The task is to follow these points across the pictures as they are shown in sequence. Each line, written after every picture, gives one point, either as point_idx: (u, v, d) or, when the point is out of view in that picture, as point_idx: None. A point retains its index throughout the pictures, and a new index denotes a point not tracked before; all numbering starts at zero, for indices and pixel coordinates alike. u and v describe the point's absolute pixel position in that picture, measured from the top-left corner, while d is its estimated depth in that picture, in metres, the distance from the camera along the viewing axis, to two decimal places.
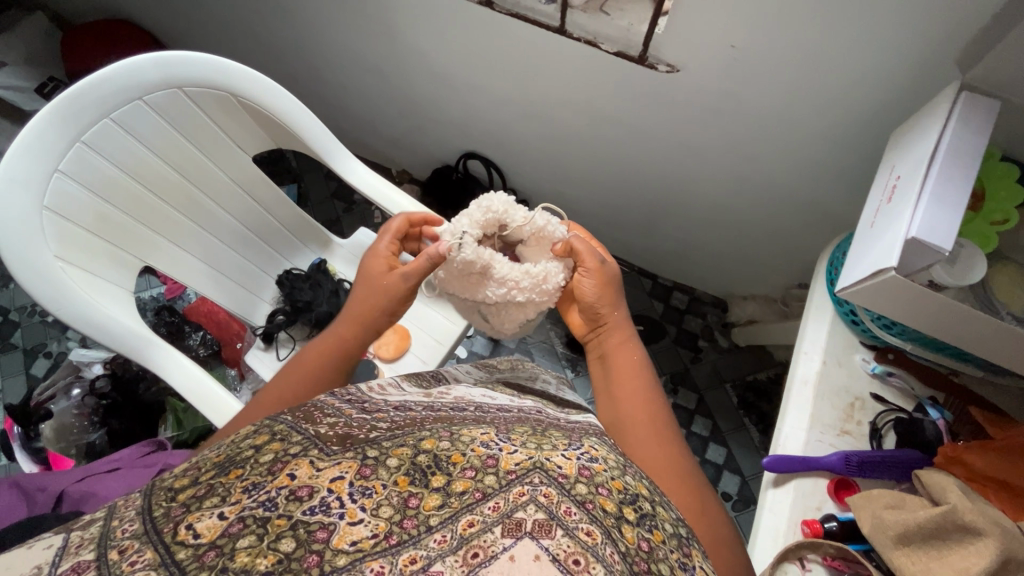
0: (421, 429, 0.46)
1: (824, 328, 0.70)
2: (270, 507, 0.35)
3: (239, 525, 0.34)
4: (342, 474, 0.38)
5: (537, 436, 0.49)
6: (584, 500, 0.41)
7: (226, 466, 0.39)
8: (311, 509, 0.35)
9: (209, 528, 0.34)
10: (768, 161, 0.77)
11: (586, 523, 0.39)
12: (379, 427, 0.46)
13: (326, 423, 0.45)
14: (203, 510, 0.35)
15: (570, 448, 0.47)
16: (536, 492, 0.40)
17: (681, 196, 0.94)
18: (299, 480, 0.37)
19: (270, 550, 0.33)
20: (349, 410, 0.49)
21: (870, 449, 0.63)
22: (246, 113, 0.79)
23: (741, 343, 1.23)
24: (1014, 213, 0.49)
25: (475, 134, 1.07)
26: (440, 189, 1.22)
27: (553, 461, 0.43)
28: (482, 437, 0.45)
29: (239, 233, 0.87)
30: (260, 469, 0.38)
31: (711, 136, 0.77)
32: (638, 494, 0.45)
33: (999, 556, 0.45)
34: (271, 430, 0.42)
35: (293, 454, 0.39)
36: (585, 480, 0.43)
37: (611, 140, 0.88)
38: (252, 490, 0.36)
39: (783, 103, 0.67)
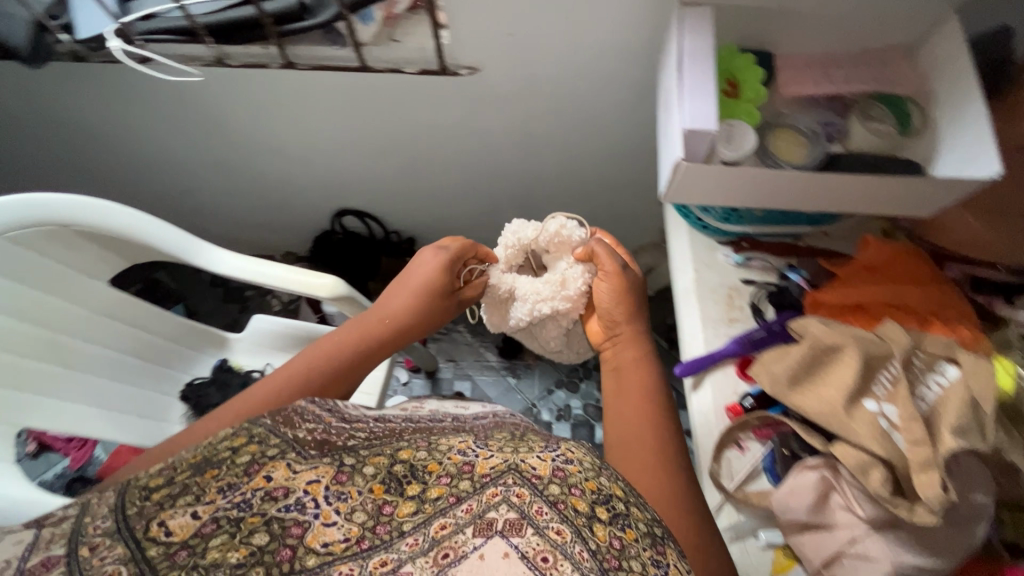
0: (400, 440, 0.54)
1: (685, 241, 0.77)
2: (244, 507, 0.43)
3: (212, 525, 0.42)
4: (318, 478, 0.46)
5: (515, 441, 0.54)
6: (556, 500, 0.46)
7: (201, 466, 0.45)
8: (286, 506, 0.44)
9: (181, 527, 0.41)
10: (590, 122, 0.86)
11: (556, 522, 0.45)
12: (357, 436, 0.54)
13: (304, 427, 0.52)
14: (178, 507, 0.42)
15: (546, 449, 0.52)
16: (509, 492, 0.47)
17: (538, 180, 1.01)
18: (276, 481, 0.45)
19: (242, 544, 0.41)
20: (329, 417, 0.55)
21: (756, 325, 0.70)
22: (88, 241, 0.77)
23: (652, 293, 1.32)
24: (761, 88, 0.59)
25: (338, 191, 1.10)
26: (326, 254, 1.23)
27: (528, 463, 0.49)
28: (459, 445, 0.52)
29: (119, 360, 0.84)
30: (236, 470, 0.45)
31: (534, 118, 0.85)
32: (613, 494, 0.49)
33: (861, 360, 0.52)
34: (248, 433, 0.49)
35: (269, 457, 0.47)
36: (558, 480, 0.48)
37: (455, 151, 0.94)
38: (227, 491, 0.44)
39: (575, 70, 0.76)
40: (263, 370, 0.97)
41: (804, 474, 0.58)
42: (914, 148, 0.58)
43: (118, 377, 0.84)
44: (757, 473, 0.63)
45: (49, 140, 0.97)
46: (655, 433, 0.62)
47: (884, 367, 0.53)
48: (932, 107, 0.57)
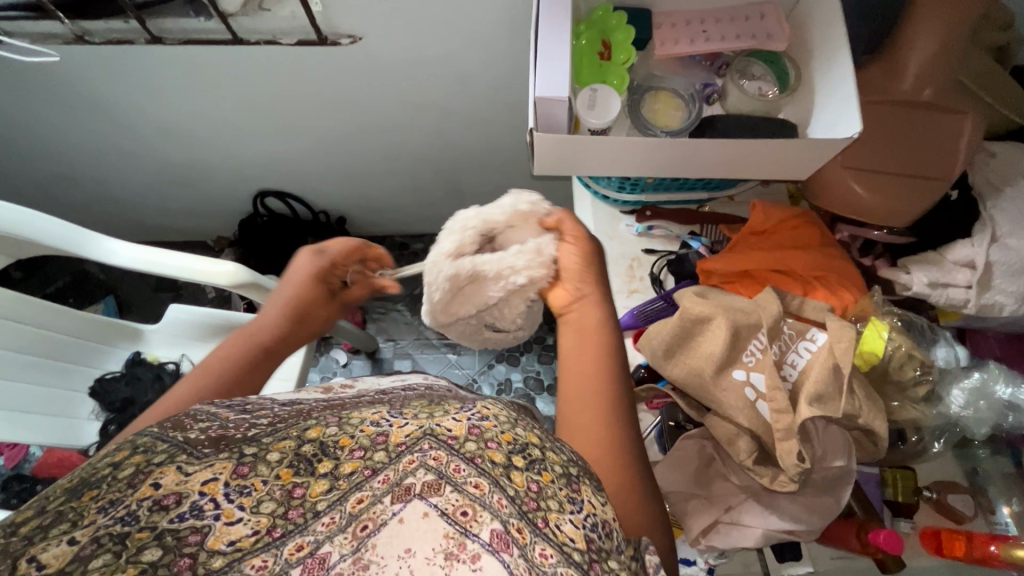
0: (308, 420, 0.43)
1: (589, 212, 0.75)
2: (129, 521, 0.31)
3: (92, 546, 0.30)
4: (216, 475, 0.35)
5: (428, 409, 0.45)
6: (473, 455, 0.38)
7: (80, 488, 0.33)
8: (181, 516, 0.32)
9: (57, 556, 0.29)
10: (491, 89, 0.83)
11: (474, 476, 0.37)
12: (258, 424, 0.43)
13: (198, 429, 0.39)
14: (49, 539, 0.30)
15: (462, 410, 0.43)
16: (426, 457, 0.38)
17: (454, 151, 0.99)
18: (165, 488, 0.33)
19: (129, 563, 0.30)
20: (227, 413, 0.45)
21: (654, 296, 0.69)
22: None
23: None
24: (632, 48, 0.55)
25: (253, 173, 1.06)
26: (251, 238, 1.20)
27: (443, 425, 0.40)
28: (372, 416, 0.42)
29: (11, 359, 0.82)
30: (117, 484, 0.33)
31: (432, 87, 0.82)
32: (529, 441, 0.41)
33: (728, 330, 0.51)
34: (133, 444, 0.36)
35: (158, 462, 0.35)
36: (475, 436, 0.39)
37: (361, 124, 0.91)
38: (110, 507, 0.32)
39: (462, 34, 0.73)
40: (178, 360, 0.95)
41: (685, 443, 0.57)
42: (790, 108, 0.55)
43: (11, 377, 0.81)
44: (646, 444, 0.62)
45: None
46: (615, 403, 0.48)
47: (753, 337, 0.52)
48: (805, 62, 0.54)
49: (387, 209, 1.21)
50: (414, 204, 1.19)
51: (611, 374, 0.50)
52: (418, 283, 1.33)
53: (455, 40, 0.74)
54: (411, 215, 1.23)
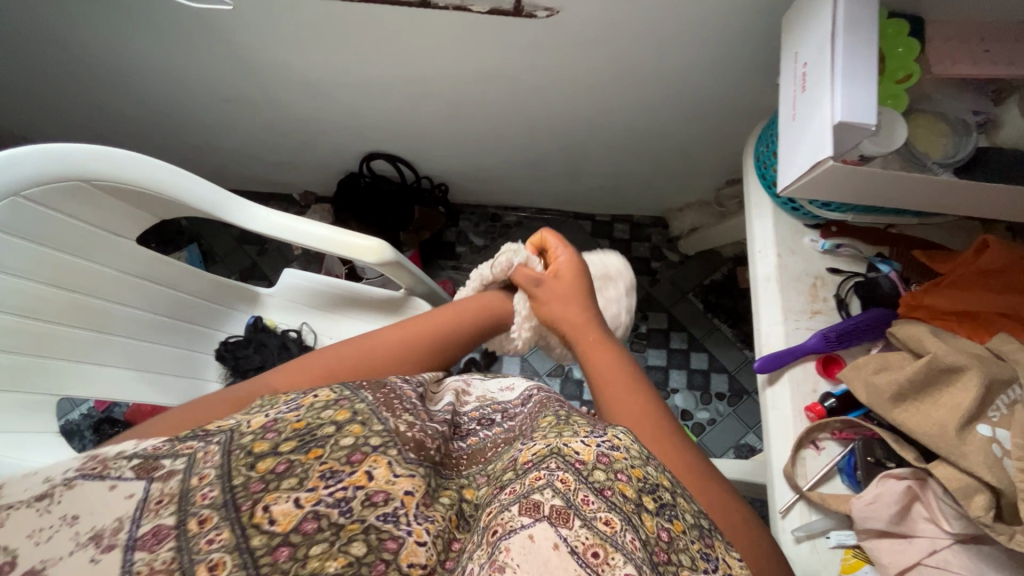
0: (461, 475, 0.52)
1: (770, 222, 0.71)
2: (344, 511, 0.40)
3: (313, 521, 0.39)
4: (412, 489, 0.43)
5: (561, 424, 0.52)
6: (602, 488, 0.44)
7: (306, 441, 0.43)
8: (384, 516, 0.40)
9: (284, 514, 0.39)
10: (662, 75, 0.79)
11: (604, 511, 0.42)
12: (440, 440, 0.51)
13: (405, 419, 0.50)
14: (280, 491, 0.40)
15: (592, 434, 0.49)
16: (553, 477, 0.44)
17: (593, 132, 0.95)
18: (376, 483, 0.42)
19: (339, 552, 0.38)
20: (409, 397, 0.55)
21: (841, 321, 0.66)
22: (111, 195, 0.68)
23: (690, 252, 1.29)
24: (914, 65, 0.50)
25: (371, 134, 1.01)
26: (351, 200, 1.15)
27: (571, 446, 0.47)
28: (513, 457, 0.51)
29: (150, 321, 0.79)
30: (337, 454, 0.43)
31: (600, 67, 0.78)
32: (660, 484, 0.47)
33: (983, 384, 0.50)
34: (352, 408, 0.48)
35: (372, 448, 0.44)
36: (604, 466, 0.46)
37: (507, 96, 0.86)
38: (330, 478, 0.41)
39: (662, 15, 0.67)
40: (298, 328, 0.92)
41: (889, 483, 0.57)
42: None
43: (151, 340, 0.79)
44: (832, 473, 0.62)
45: (52, 67, 0.88)
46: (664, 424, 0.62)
47: (1005, 391, 0.50)
48: None
49: (496, 179, 1.17)
50: (523, 176, 1.15)
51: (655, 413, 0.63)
52: None
53: (649, 20, 0.68)
54: (517, 188, 1.20)
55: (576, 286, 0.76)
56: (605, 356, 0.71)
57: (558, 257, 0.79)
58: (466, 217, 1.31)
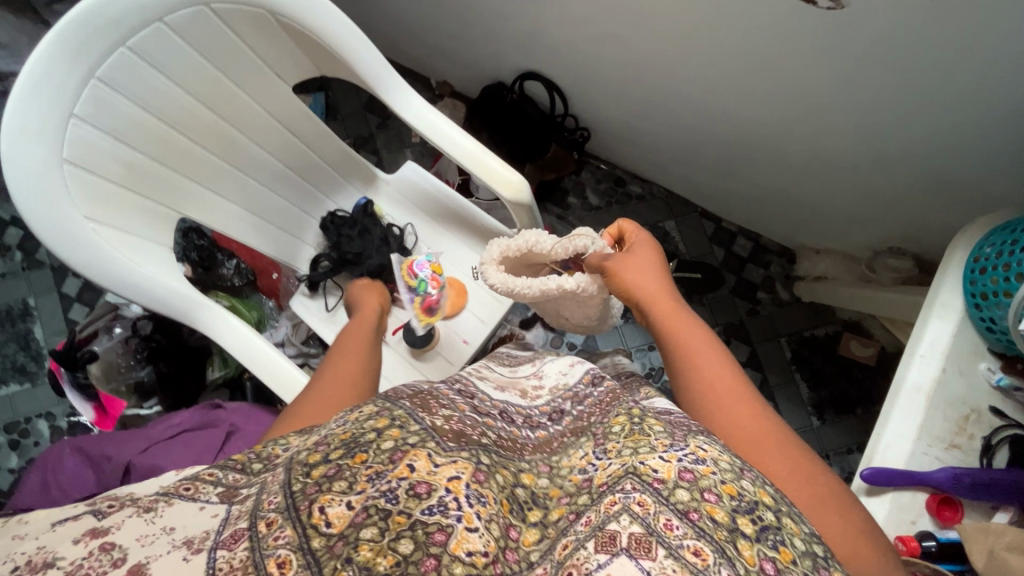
0: (520, 459, 0.49)
1: (950, 331, 0.62)
2: (391, 499, 0.38)
3: (363, 514, 0.37)
4: (459, 475, 0.41)
5: (635, 433, 0.48)
6: (687, 510, 0.41)
7: (352, 448, 0.41)
8: (430, 509, 0.38)
9: (338, 517, 0.37)
10: (902, 120, 0.67)
11: (693, 540, 0.39)
12: (487, 433, 0.48)
13: (442, 415, 0.47)
14: (333, 494, 0.38)
15: (671, 446, 0.46)
16: (629, 500, 0.42)
17: (782, 143, 0.84)
18: (419, 474, 0.40)
19: (389, 549, 0.36)
20: (462, 404, 0.51)
21: (980, 468, 0.59)
22: (286, 34, 0.65)
23: (803, 298, 1.19)
24: None
25: (544, 47, 0.93)
26: (491, 110, 1.09)
27: (649, 465, 0.44)
28: (580, 463, 0.49)
29: (275, 170, 0.78)
30: (382, 456, 0.41)
31: (836, 77, 0.67)
32: (759, 500, 0.42)
33: None
34: (390, 414, 0.45)
35: (412, 444, 0.42)
36: (687, 484, 0.42)
37: (712, 66, 0.76)
38: (376, 479, 0.39)
39: (943, 57, 0.56)
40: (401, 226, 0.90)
41: None
42: None
43: (270, 188, 0.78)
44: None
45: None
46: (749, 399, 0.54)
47: None
48: None
49: (644, 145, 1.07)
50: (672, 151, 1.05)
51: (736, 393, 0.55)
52: None
53: (926, 55, 0.57)
54: (661, 163, 1.10)
55: (648, 254, 0.69)
56: (685, 325, 0.61)
57: (634, 236, 0.72)
58: (592, 170, 1.23)
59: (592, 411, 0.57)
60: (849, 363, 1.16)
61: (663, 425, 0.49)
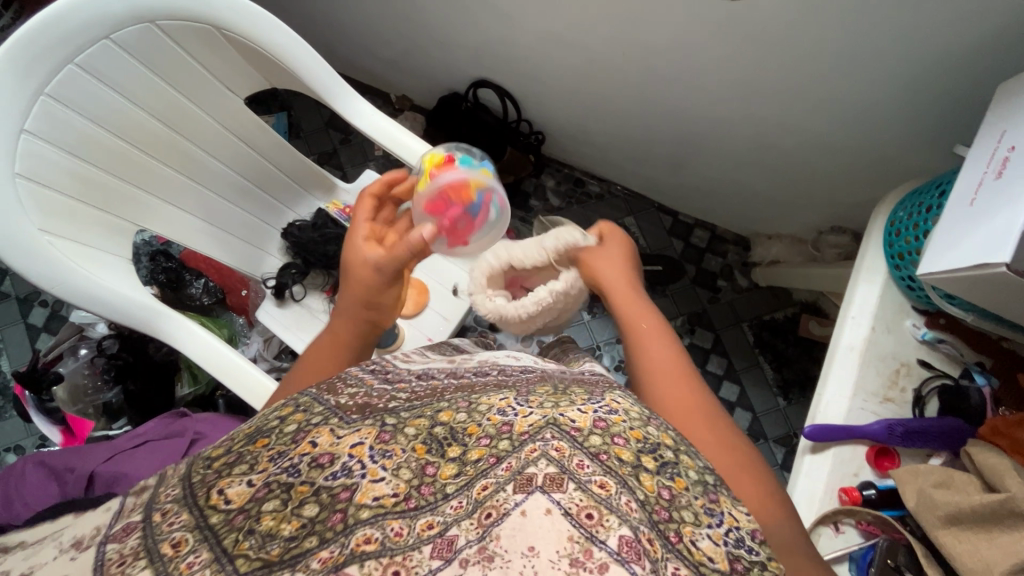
0: (440, 400, 0.50)
1: (876, 292, 0.66)
2: (294, 473, 0.40)
3: (264, 490, 0.39)
4: (362, 440, 0.43)
5: (557, 393, 0.48)
6: (597, 452, 0.41)
7: (255, 434, 0.43)
8: (333, 474, 0.40)
9: (239, 494, 0.38)
10: (816, 103, 0.73)
11: (599, 476, 0.39)
12: (399, 397, 0.51)
13: (347, 394, 0.50)
14: (234, 476, 0.39)
15: (589, 401, 0.47)
16: (548, 446, 0.41)
17: (717, 134, 0.90)
18: (321, 447, 0.42)
19: (293, 515, 0.37)
20: (371, 378, 0.54)
21: (913, 418, 0.62)
22: (233, 49, 0.68)
23: (760, 283, 1.23)
24: None
25: (491, 56, 0.98)
26: (448, 120, 1.13)
27: (567, 416, 0.44)
28: (499, 403, 0.47)
29: (235, 182, 0.80)
30: (284, 438, 0.43)
31: (751, 69, 0.73)
32: (660, 442, 0.44)
33: None
34: (294, 402, 0.48)
35: (315, 424, 0.45)
36: (599, 431, 0.43)
37: (645, 65, 0.82)
38: (278, 459, 0.41)
39: (838, 41, 0.62)
40: None
41: None
42: None
43: (230, 199, 0.81)
44: (842, 559, 0.60)
45: None
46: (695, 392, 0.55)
47: None
48: None
49: (595, 145, 1.12)
50: (623, 150, 1.10)
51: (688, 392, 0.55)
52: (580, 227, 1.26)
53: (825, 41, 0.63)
54: (614, 161, 1.15)
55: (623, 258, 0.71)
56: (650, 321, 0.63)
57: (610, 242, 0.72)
58: (551, 172, 1.27)
59: (522, 380, 0.53)
60: (809, 343, 1.20)
61: (585, 388, 0.50)
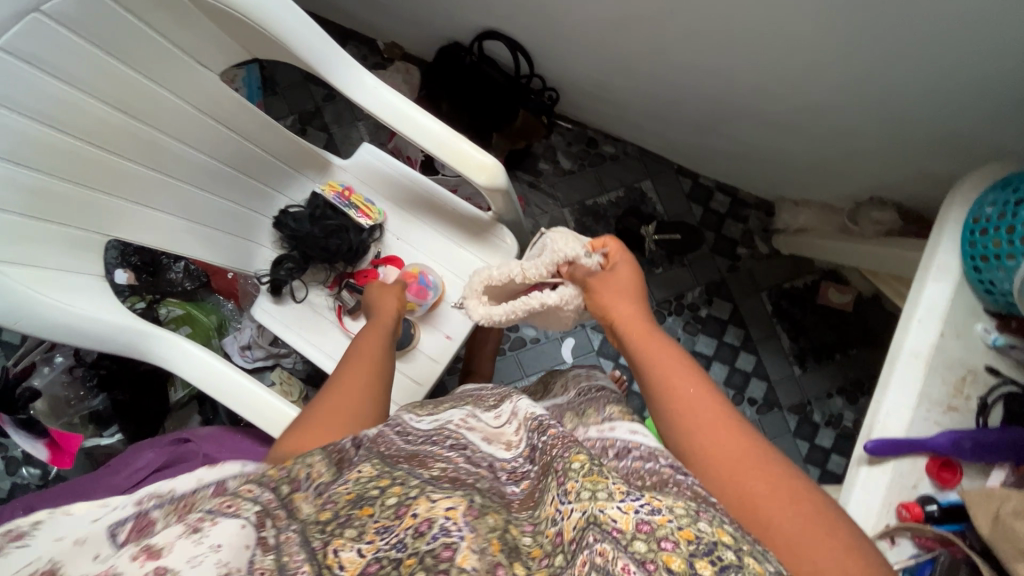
0: (506, 511, 0.42)
1: (947, 293, 0.61)
2: (400, 547, 0.35)
3: (375, 565, 0.34)
4: (455, 505, 0.38)
5: (592, 474, 0.41)
6: (644, 560, 0.36)
7: (357, 499, 0.38)
8: (434, 537, 0.35)
9: (351, 562, 0.34)
10: (886, 72, 0.64)
11: None
12: (480, 484, 0.44)
13: (437, 469, 0.45)
14: (344, 540, 0.35)
15: (627, 492, 0.40)
16: (592, 553, 0.36)
17: (759, 98, 0.80)
18: (420, 515, 0.37)
19: None
20: (456, 457, 0.48)
21: (977, 428, 0.59)
22: (200, 11, 0.55)
23: (782, 250, 1.17)
24: None
25: (501, 3, 0.84)
26: (449, 76, 0.99)
27: (608, 514, 0.38)
28: (551, 509, 0.41)
29: (218, 171, 0.69)
30: (387, 510, 0.37)
31: (818, 31, 0.63)
32: (718, 541, 0.37)
33: None
34: (390, 474, 0.41)
35: (415, 495, 0.38)
36: (644, 536, 0.37)
37: (692, 20, 0.70)
38: (384, 531, 0.36)
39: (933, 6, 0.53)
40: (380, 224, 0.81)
41: None
42: None
43: (213, 191, 0.69)
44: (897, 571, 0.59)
45: None
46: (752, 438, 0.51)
47: None
48: None
49: (615, 104, 1.01)
50: (648, 110, 0.99)
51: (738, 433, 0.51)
52: (593, 192, 1.17)
53: (926, 6, 0.53)
54: (636, 120, 1.04)
55: (635, 285, 0.68)
56: (669, 355, 0.60)
57: (616, 256, 0.70)
58: (561, 132, 1.16)
59: (554, 443, 0.46)
60: (827, 311, 1.17)
61: (619, 472, 0.44)
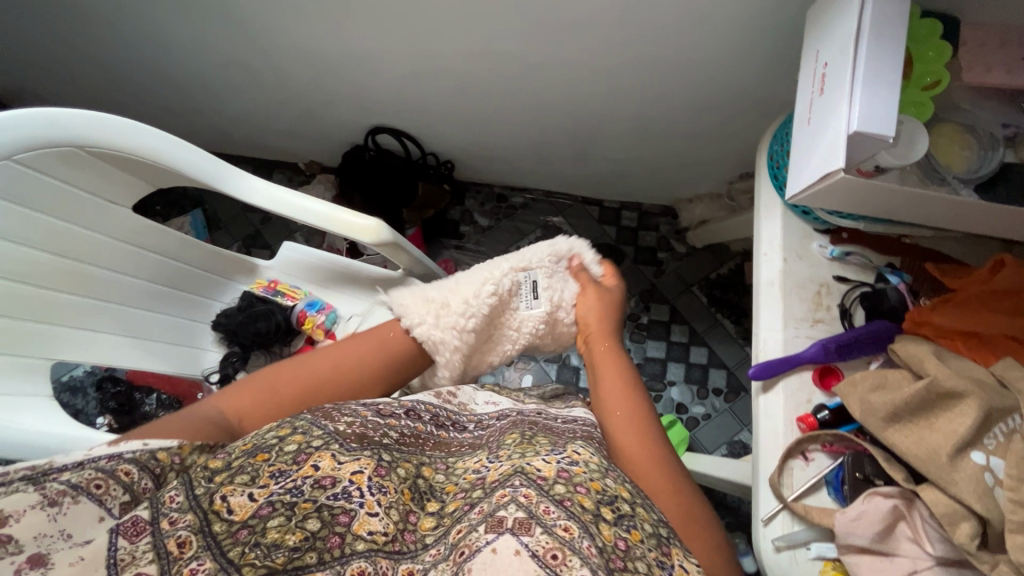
0: (422, 453, 0.56)
1: (779, 224, 0.68)
2: (297, 492, 0.44)
3: (268, 507, 0.43)
4: (361, 468, 0.48)
5: (523, 443, 0.55)
6: (563, 499, 0.47)
7: (255, 450, 0.48)
8: (334, 495, 0.45)
9: (240, 506, 0.43)
10: (670, 68, 0.77)
11: (564, 519, 0.45)
12: (389, 433, 0.55)
13: (343, 420, 0.54)
14: (236, 485, 0.44)
15: (553, 452, 0.53)
16: (517, 493, 0.47)
17: (599, 119, 0.93)
18: (323, 470, 0.47)
19: (298, 526, 0.42)
20: (365, 410, 0.57)
21: (844, 332, 0.64)
22: (104, 162, 0.68)
23: (698, 245, 1.26)
24: (943, 70, 0.53)
25: (374, 103, 1.00)
26: (355, 172, 1.14)
27: (533, 465, 0.50)
28: (473, 466, 0.54)
29: (150, 290, 0.79)
30: (285, 457, 0.47)
31: (602, 53, 0.77)
32: (618, 495, 0.50)
33: (981, 412, 0.52)
34: (292, 425, 0.52)
35: (315, 446, 0.49)
36: (564, 480, 0.49)
37: (513, 73, 0.85)
38: (279, 477, 0.46)
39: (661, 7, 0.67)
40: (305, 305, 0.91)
41: (874, 501, 0.56)
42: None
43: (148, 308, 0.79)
44: (819, 485, 0.60)
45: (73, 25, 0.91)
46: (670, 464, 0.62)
47: (1003, 419, 0.52)
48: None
49: (502, 159, 1.15)
50: (531, 157, 1.12)
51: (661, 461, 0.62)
52: (514, 240, 1.29)
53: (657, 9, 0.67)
54: (528, 168, 1.18)
55: (608, 304, 0.78)
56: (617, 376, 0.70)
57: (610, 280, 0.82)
58: (472, 196, 1.30)
59: (488, 433, 0.62)
60: None
61: (548, 437, 0.57)
